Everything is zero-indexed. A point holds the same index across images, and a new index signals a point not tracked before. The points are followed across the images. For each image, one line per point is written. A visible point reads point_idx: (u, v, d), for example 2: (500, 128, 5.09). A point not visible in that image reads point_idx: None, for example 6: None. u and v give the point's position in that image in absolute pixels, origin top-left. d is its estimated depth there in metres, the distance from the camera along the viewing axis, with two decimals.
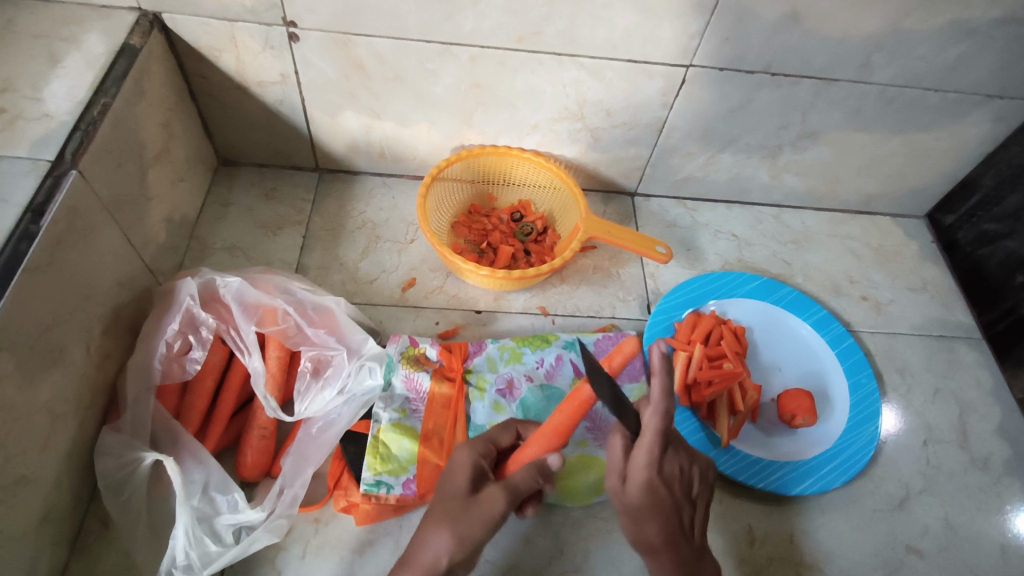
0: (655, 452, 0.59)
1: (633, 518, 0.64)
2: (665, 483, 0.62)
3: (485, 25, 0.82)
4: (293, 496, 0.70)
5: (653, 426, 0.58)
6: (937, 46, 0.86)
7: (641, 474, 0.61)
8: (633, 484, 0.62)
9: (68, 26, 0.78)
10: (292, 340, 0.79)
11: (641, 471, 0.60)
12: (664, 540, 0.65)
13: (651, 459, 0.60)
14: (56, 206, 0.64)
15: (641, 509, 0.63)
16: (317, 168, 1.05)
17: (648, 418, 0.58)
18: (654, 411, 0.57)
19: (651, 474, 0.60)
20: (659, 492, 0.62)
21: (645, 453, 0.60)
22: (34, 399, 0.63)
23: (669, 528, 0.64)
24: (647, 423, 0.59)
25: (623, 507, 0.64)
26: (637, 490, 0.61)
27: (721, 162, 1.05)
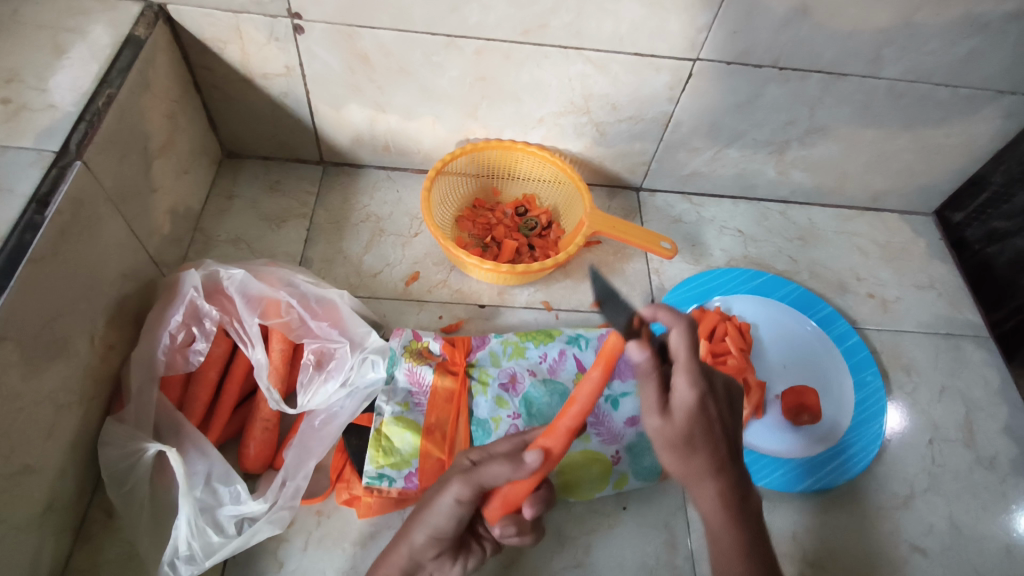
0: (694, 375, 0.59)
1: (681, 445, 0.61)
2: (711, 401, 0.60)
3: (491, 17, 0.82)
4: (296, 488, 0.71)
5: (687, 339, 0.58)
6: (949, 41, 0.85)
7: (686, 396, 0.59)
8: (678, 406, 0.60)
9: (73, 17, 0.78)
10: (295, 332, 0.79)
11: (684, 394, 0.59)
12: (713, 470, 0.62)
13: (692, 381, 0.59)
14: (61, 197, 0.64)
15: (690, 434, 0.60)
16: (322, 160, 1.05)
17: (675, 337, 0.58)
18: (681, 326, 0.58)
19: (697, 394, 0.59)
20: (707, 414, 0.60)
21: (685, 373, 0.59)
22: (39, 388, 0.63)
23: (717, 458, 0.61)
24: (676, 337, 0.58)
25: (668, 442, 0.60)
26: (685, 414, 0.59)
27: (727, 157, 1.04)
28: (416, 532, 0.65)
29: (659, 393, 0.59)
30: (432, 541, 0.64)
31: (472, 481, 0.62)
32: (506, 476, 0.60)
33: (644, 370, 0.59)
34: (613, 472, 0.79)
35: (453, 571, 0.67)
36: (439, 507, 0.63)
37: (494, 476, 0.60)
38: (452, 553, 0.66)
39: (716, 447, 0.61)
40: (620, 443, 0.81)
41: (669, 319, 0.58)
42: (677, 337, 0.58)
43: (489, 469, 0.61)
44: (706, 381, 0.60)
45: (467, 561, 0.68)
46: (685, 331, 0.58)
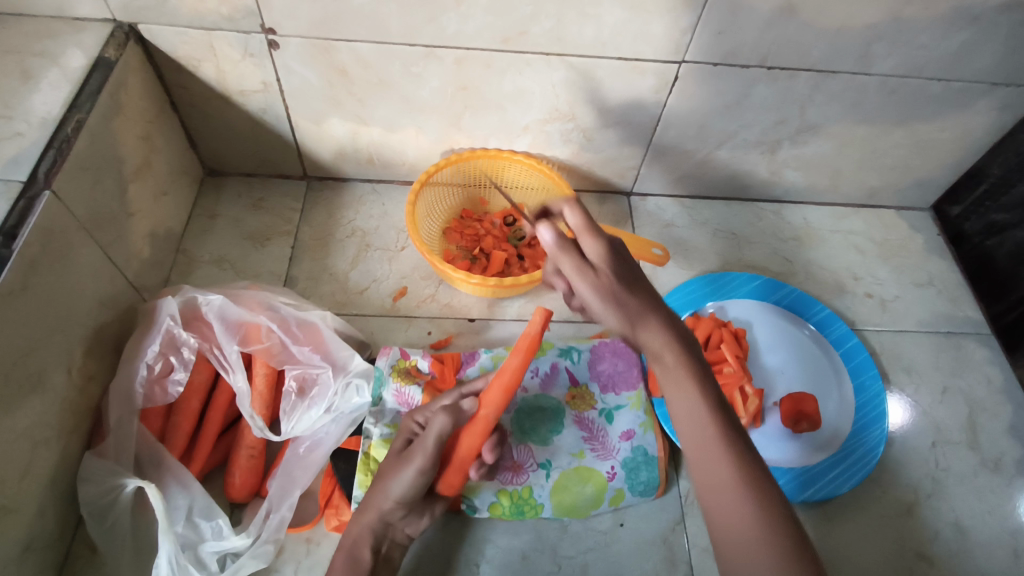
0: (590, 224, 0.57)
1: (623, 300, 0.54)
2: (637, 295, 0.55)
3: (469, 26, 0.80)
4: (280, 520, 0.70)
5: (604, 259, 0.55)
6: (939, 34, 0.83)
7: (595, 304, 0.54)
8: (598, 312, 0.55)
9: (42, 40, 0.76)
10: (276, 358, 0.77)
11: (614, 270, 0.55)
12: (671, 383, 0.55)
13: (616, 255, 0.56)
14: (29, 228, 0.62)
15: (629, 292, 0.54)
16: (306, 175, 1.03)
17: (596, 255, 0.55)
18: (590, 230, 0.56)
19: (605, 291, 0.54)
20: (643, 297, 0.55)
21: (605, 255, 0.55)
22: (12, 426, 0.61)
23: (651, 310, 0.55)
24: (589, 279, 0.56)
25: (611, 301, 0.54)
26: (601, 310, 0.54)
27: (718, 159, 1.02)
28: (382, 498, 0.67)
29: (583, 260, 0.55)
30: (399, 506, 0.68)
31: (425, 447, 0.68)
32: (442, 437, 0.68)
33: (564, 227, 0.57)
34: (609, 488, 0.78)
35: (423, 524, 0.70)
36: (401, 477, 0.67)
37: (434, 437, 0.68)
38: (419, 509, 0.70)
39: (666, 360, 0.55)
40: (614, 458, 0.79)
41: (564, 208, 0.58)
42: (587, 267, 0.55)
43: (431, 430, 0.68)
44: (619, 272, 0.55)
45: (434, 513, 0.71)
46: (598, 268, 0.55)
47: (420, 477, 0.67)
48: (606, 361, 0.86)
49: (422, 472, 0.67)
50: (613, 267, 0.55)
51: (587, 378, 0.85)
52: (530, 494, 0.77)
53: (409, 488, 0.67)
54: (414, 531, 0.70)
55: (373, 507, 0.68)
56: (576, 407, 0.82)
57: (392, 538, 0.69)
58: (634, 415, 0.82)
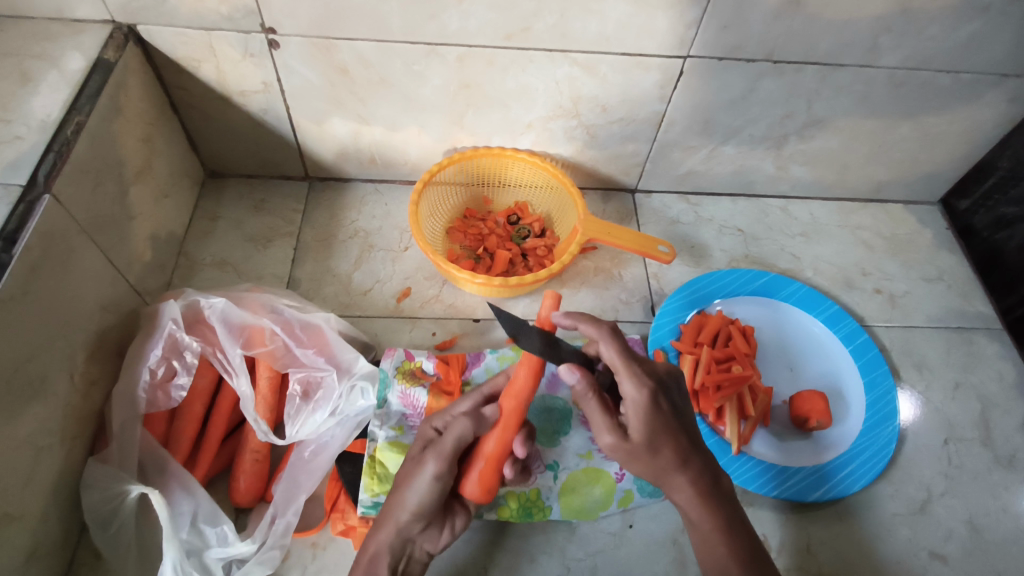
0: (647, 415, 0.63)
1: (642, 454, 0.65)
2: (664, 401, 0.65)
3: (471, 23, 0.79)
4: (287, 525, 0.69)
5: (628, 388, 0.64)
6: (948, 25, 0.82)
7: (637, 402, 0.64)
8: (633, 426, 0.64)
9: (41, 42, 0.75)
10: (280, 361, 0.76)
11: (636, 400, 0.63)
12: (679, 464, 0.66)
13: (653, 417, 0.64)
14: (29, 232, 0.61)
15: (648, 446, 0.64)
16: (308, 176, 1.02)
17: (605, 345, 0.66)
18: (606, 333, 0.66)
19: (646, 395, 0.64)
20: (660, 412, 0.64)
21: (630, 377, 0.64)
22: (14, 434, 0.60)
23: (664, 424, 0.64)
24: (626, 378, 0.64)
25: (628, 453, 0.65)
26: (639, 418, 0.63)
27: (724, 154, 1.01)
28: (397, 510, 0.65)
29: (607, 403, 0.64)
30: (415, 517, 0.65)
31: (443, 450, 0.66)
32: (471, 433, 0.67)
33: (582, 392, 0.63)
34: (617, 490, 0.77)
35: (442, 537, 0.68)
36: (417, 484, 0.65)
37: (458, 436, 0.66)
38: (439, 522, 0.67)
39: (679, 446, 0.65)
40: None
41: (591, 331, 0.66)
42: (630, 399, 0.64)
43: (454, 430, 0.67)
44: (655, 405, 0.64)
45: (454, 526, 0.69)
46: (637, 396, 0.64)
47: (436, 482, 0.65)
48: None
49: (439, 477, 0.65)
50: (646, 370, 0.66)
51: None
52: (538, 496, 0.76)
53: (423, 497, 0.65)
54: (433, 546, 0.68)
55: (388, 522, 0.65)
56: None
57: (411, 556, 0.67)
58: None
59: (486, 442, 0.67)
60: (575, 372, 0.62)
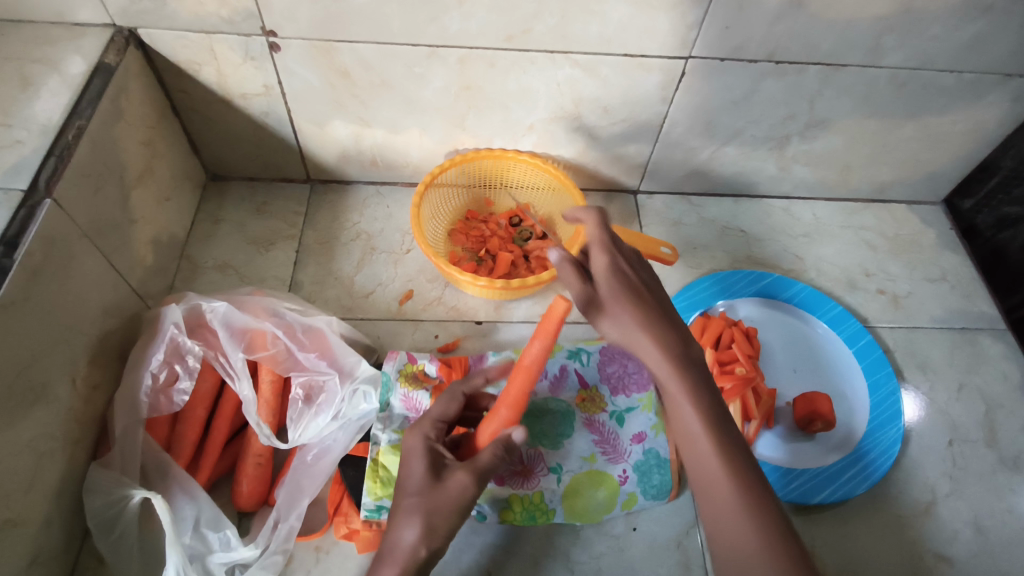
0: (605, 231, 0.70)
1: (616, 315, 0.65)
2: (634, 276, 0.68)
3: (472, 25, 0.79)
4: (289, 529, 0.69)
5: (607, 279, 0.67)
6: (951, 25, 0.81)
7: (602, 266, 0.68)
8: (596, 265, 0.68)
9: (42, 47, 0.75)
10: (282, 365, 0.76)
11: (602, 259, 0.68)
12: (642, 316, 0.64)
13: (618, 274, 0.67)
14: (30, 237, 0.61)
15: (615, 297, 0.66)
16: (309, 179, 1.02)
17: (595, 252, 0.69)
18: (583, 216, 0.71)
19: (609, 259, 0.68)
20: (641, 301, 0.65)
21: (611, 276, 0.67)
22: (16, 439, 0.60)
23: (629, 289, 0.66)
24: (598, 254, 0.69)
25: (613, 322, 0.65)
26: (607, 279, 0.67)
27: (726, 155, 1.00)
28: None
29: (580, 270, 0.68)
30: (420, 496, 0.60)
31: (434, 417, 0.66)
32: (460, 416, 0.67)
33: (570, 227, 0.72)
34: (621, 492, 0.77)
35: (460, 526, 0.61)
36: None
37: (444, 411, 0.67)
38: None
39: (640, 304, 0.65)
40: (626, 461, 0.78)
41: (576, 211, 0.73)
42: (598, 262, 0.68)
43: (442, 405, 0.67)
44: (622, 252, 0.69)
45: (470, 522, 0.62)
46: (603, 252, 0.68)
47: (428, 444, 0.64)
48: (615, 362, 0.85)
49: (432, 442, 0.64)
50: (616, 243, 0.70)
51: (597, 381, 0.84)
52: (541, 500, 0.76)
53: (423, 465, 0.62)
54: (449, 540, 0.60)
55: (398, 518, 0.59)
56: (586, 409, 0.81)
57: None
58: (645, 417, 0.81)
59: (487, 424, 0.68)
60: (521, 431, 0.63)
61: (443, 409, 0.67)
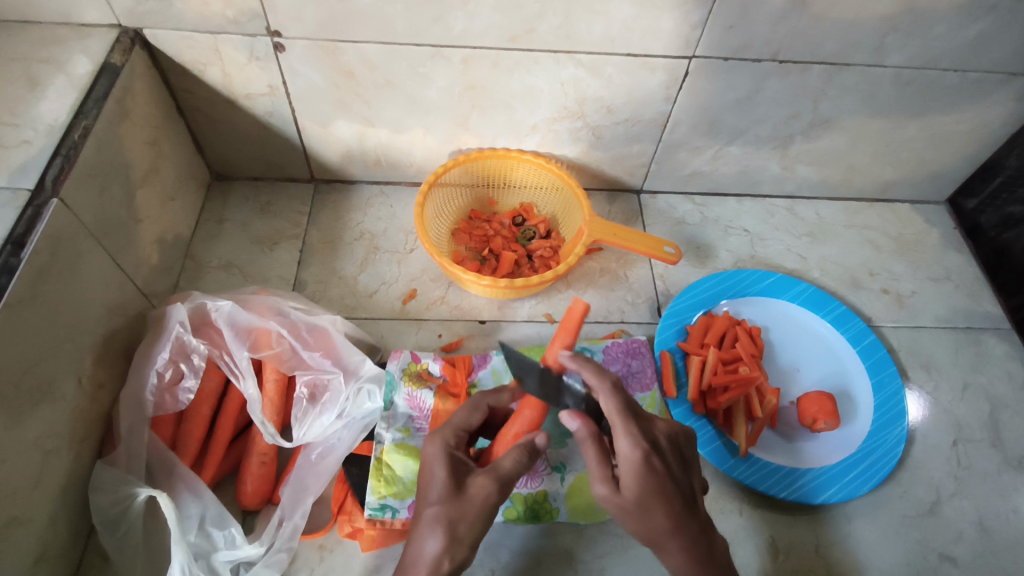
0: (624, 406, 0.63)
1: (633, 512, 0.62)
2: (657, 459, 0.61)
3: (476, 25, 0.79)
4: (293, 528, 0.69)
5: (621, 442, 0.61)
6: (956, 25, 0.81)
7: (631, 459, 0.60)
8: (627, 479, 0.61)
9: (48, 47, 0.75)
10: (287, 364, 0.77)
11: (630, 455, 0.61)
12: (672, 529, 0.61)
13: (651, 477, 0.61)
14: (37, 236, 0.61)
15: (641, 503, 0.61)
16: (313, 179, 1.03)
17: (604, 398, 0.63)
18: (604, 384, 0.63)
19: (641, 454, 0.61)
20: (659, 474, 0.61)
21: (625, 435, 0.61)
22: (23, 437, 0.61)
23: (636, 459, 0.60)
24: (621, 436, 0.61)
25: (620, 508, 0.62)
26: (634, 481, 0.60)
27: (729, 155, 1.00)
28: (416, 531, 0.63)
29: (601, 453, 0.62)
30: (442, 506, 0.59)
31: (458, 428, 0.66)
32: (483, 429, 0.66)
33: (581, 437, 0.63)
34: None
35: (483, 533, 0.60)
36: None
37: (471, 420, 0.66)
38: None
39: (674, 509, 0.61)
40: None
41: (593, 379, 0.64)
42: (623, 447, 0.61)
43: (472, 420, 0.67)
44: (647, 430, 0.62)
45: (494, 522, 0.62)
46: (630, 440, 0.61)
47: (449, 453, 0.63)
48: (619, 363, 0.85)
49: (451, 450, 0.64)
50: (643, 427, 0.62)
51: None
52: (545, 499, 0.76)
53: (443, 476, 0.61)
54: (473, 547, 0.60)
55: (419, 527, 0.59)
56: None
57: None
58: None
59: (511, 425, 0.70)
60: (575, 419, 0.62)
61: (470, 415, 0.67)
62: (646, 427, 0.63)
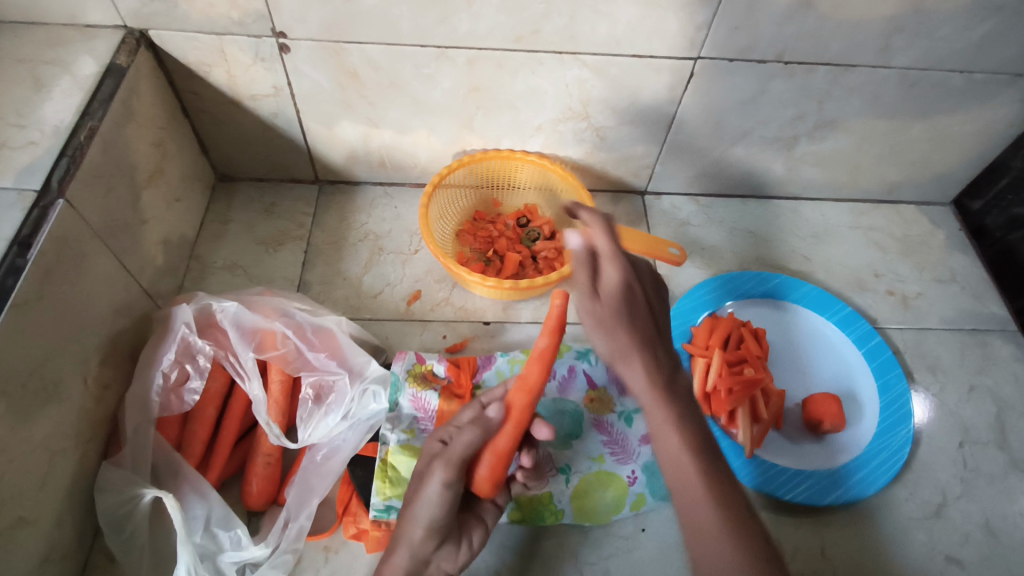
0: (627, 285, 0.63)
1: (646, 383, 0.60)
2: (638, 289, 0.64)
3: (481, 25, 0.79)
4: (299, 529, 0.69)
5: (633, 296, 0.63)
6: (962, 25, 0.81)
7: (614, 279, 0.63)
8: (608, 280, 0.63)
9: (54, 48, 0.76)
10: (292, 365, 0.77)
11: (613, 275, 0.64)
12: (640, 343, 0.61)
13: (626, 293, 0.63)
14: (44, 237, 0.61)
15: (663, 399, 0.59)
16: (317, 179, 1.03)
17: (609, 264, 0.64)
18: (611, 250, 0.65)
19: (624, 276, 0.63)
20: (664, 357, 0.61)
21: (640, 351, 0.61)
22: (30, 437, 0.61)
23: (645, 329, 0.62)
24: (610, 265, 0.64)
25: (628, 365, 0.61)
26: (612, 292, 0.63)
27: (734, 156, 1.00)
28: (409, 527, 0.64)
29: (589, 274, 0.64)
30: (428, 534, 0.64)
31: (449, 459, 0.65)
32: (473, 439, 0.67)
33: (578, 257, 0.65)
34: (629, 493, 0.77)
35: (462, 553, 0.66)
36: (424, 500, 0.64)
37: (466, 444, 0.66)
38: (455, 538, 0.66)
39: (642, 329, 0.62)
40: (634, 462, 0.78)
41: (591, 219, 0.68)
42: (610, 276, 0.64)
43: (461, 440, 0.66)
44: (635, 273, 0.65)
45: (472, 542, 0.68)
46: (619, 269, 0.64)
47: (445, 491, 0.64)
48: None
49: (447, 485, 0.64)
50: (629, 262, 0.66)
51: (605, 381, 0.84)
52: (550, 500, 0.76)
53: (434, 510, 0.64)
54: (452, 564, 0.66)
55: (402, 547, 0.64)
56: (595, 410, 0.82)
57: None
58: None
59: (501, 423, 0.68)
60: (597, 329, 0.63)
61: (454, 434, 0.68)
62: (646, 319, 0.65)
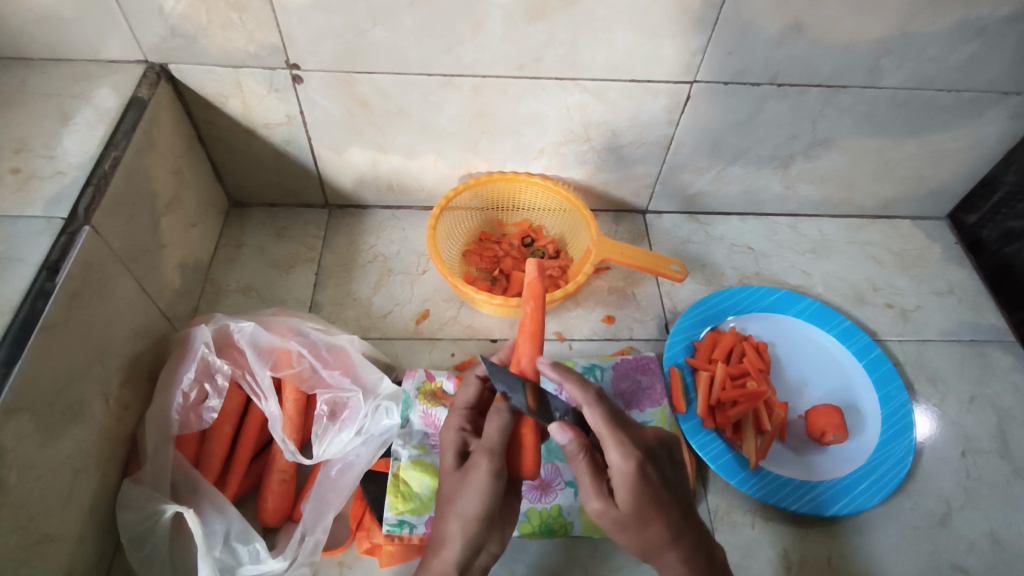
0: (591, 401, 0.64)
1: (631, 526, 0.62)
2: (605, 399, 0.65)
3: (485, 54, 0.82)
4: (315, 543, 0.70)
5: (647, 522, 0.62)
6: (948, 47, 0.84)
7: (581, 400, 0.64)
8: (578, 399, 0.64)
9: (79, 83, 0.80)
10: (307, 382, 0.79)
11: (580, 395, 0.64)
12: (596, 411, 0.63)
13: (586, 390, 0.65)
14: (71, 261, 0.64)
15: (636, 512, 0.62)
16: (328, 204, 1.06)
17: (589, 412, 0.64)
18: (587, 400, 0.64)
19: (589, 392, 0.64)
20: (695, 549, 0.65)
21: (615, 445, 0.62)
22: (55, 455, 0.63)
23: (610, 421, 0.63)
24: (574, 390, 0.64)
25: (617, 523, 0.62)
26: (579, 389, 0.64)
27: (731, 175, 1.03)
28: (451, 518, 0.62)
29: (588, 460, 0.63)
30: (480, 525, 0.61)
31: (492, 448, 0.63)
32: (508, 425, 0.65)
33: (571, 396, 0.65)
34: None
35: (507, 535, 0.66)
36: (472, 490, 0.62)
37: (500, 428, 0.64)
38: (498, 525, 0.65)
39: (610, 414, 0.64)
40: None
41: (577, 395, 0.64)
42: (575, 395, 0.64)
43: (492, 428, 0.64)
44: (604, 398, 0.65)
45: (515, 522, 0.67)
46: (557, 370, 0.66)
47: (495, 480, 0.62)
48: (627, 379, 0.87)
49: (496, 474, 0.62)
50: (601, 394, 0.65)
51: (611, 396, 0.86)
52: (560, 513, 0.77)
53: (482, 500, 0.61)
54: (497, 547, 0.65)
55: (452, 540, 0.61)
56: None
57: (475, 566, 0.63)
58: None
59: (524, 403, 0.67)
60: (566, 431, 0.62)
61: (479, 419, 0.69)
62: (638, 436, 0.64)
